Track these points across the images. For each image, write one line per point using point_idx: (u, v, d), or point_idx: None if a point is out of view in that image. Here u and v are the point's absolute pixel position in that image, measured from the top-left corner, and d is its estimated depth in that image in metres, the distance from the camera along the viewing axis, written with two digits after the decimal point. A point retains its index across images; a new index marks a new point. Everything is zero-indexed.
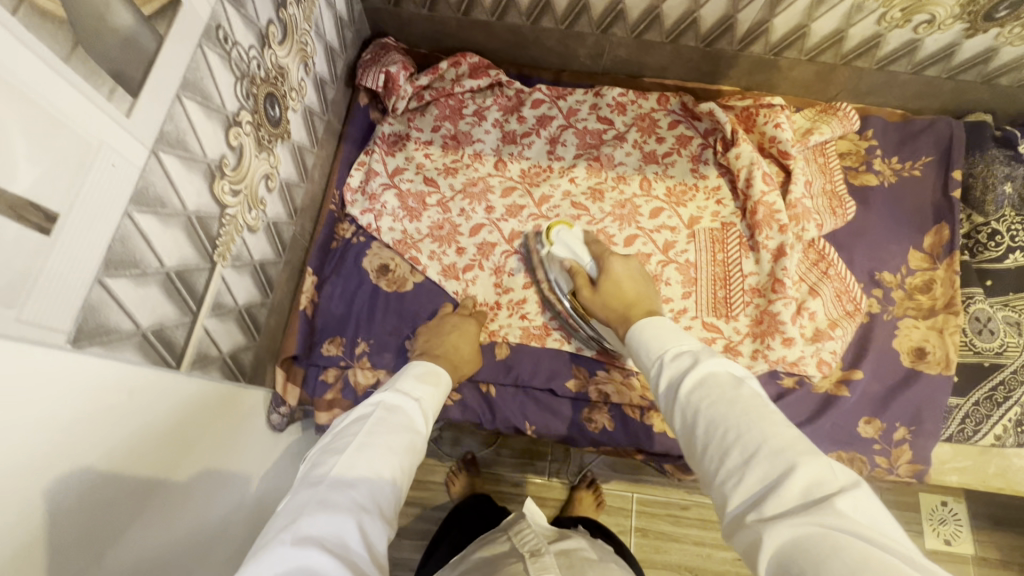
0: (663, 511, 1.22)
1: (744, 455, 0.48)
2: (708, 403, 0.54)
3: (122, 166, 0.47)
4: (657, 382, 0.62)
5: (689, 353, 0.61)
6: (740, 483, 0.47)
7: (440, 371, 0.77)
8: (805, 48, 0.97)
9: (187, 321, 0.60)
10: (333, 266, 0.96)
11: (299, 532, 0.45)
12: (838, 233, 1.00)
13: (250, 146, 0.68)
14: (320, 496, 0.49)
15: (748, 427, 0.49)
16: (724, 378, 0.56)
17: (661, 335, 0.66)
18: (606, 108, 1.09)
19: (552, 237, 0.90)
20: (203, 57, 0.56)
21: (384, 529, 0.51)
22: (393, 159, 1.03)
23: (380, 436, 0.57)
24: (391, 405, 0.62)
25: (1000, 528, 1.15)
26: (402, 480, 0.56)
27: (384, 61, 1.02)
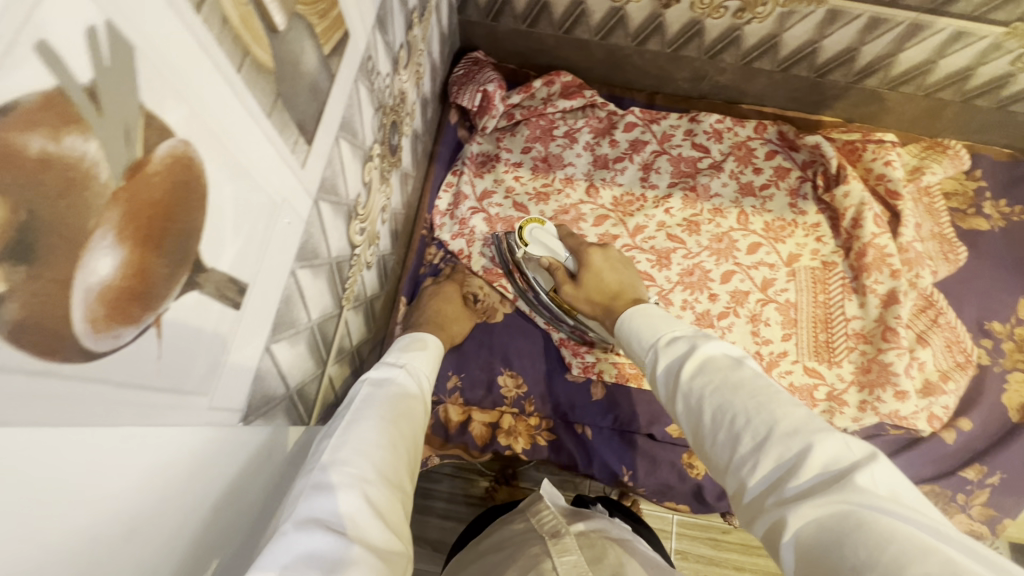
0: (707, 535, 1.20)
1: (756, 438, 0.41)
2: (711, 383, 0.46)
3: (294, 223, 0.43)
4: (652, 371, 0.54)
5: (684, 337, 0.52)
6: (756, 470, 0.39)
7: (427, 337, 0.71)
8: (924, 84, 0.94)
9: (319, 372, 0.56)
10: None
11: (300, 520, 0.40)
12: (948, 280, 0.95)
13: (376, 179, 0.64)
14: (314, 479, 0.43)
15: (756, 408, 0.42)
16: (722, 360, 0.48)
17: (649, 322, 0.57)
18: (702, 135, 1.04)
19: (524, 236, 0.84)
20: (358, 92, 0.52)
21: (397, 498, 0.46)
22: (481, 181, 0.99)
23: (368, 410, 0.51)
24: (378, 379, 0.57)
25: None
26: (406, 447, 0.51)
27: (479, 79, 0.98)
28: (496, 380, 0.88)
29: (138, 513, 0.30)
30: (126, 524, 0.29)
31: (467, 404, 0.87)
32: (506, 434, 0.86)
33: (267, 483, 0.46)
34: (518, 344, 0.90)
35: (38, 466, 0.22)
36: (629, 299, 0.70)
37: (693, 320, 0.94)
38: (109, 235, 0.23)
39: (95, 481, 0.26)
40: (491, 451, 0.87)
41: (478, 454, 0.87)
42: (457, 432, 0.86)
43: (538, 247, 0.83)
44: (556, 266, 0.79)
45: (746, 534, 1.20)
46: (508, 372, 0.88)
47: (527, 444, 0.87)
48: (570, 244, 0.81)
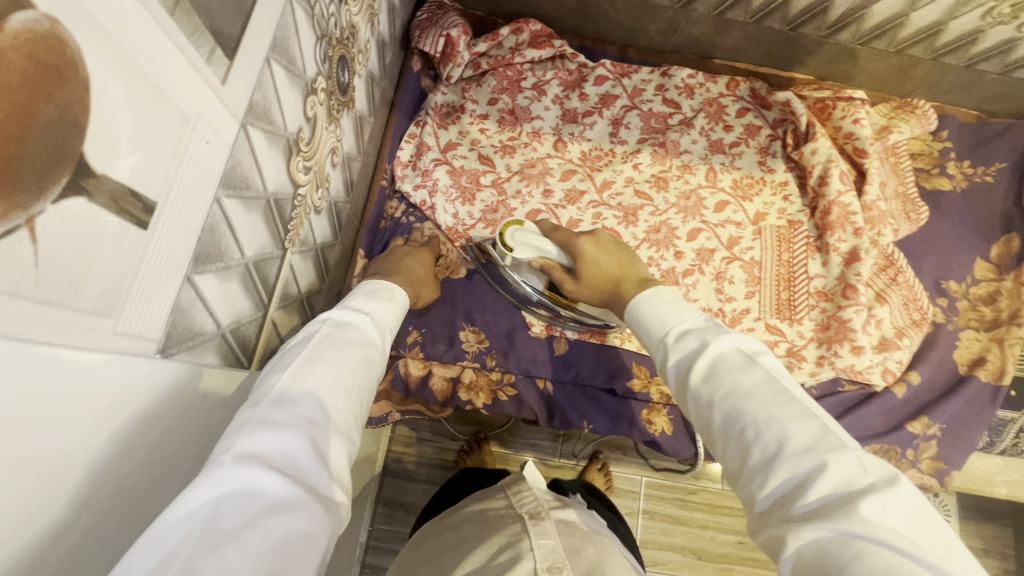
0: (668, 493, 1.23)
1: (767, 452, 0.41)
2: (725, 389, 0.46)
3: (215, 142, 0.40)
4: (660, 362, 0.54)
5: (695, 331, 0.52)
6: (766, 483, 0.40)
7: (396, 291, 0.65)
8: (895, 40, 0.93)
9: (259, 315, 0.54)
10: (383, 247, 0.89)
11: (239, 453, 0.36)
12: (910, 240, 0.96)
13: (322, 117, 0.60)
14: (261, 413, 0.40)
15: (769, 420, 0.42)
16: (733, 360, 0.48)
17: (659, 309, 0.56)
18: (674, 90, 1.02)
19: (508, 241, 0.79)
20: (292, 13, 0.48)
21: (343, 448, 0.43)
22: (445, 133, 0.96)
23: (328, 351, 0.47)
24: (340, 321, 0.53)
25: (984, 519, 1.22)
26: (360, 398, 0.48)
27: (443, 23, 0.93)
28: (458, 336, 0.86)
29: (26, 438, 0.28)
30: (10, 450, 0.27)
31: (427, 358, 0.85)
32: (467, 390, 0.86)
33: (199, 424, 0.44)
34: (481, 300, 0.88)
35: None
36: (634, 282, 0.68)
37: (658, 277, 0.93)
38: None
39: None
40: (452, 405, 0.87)
41: (439, 409, 0.87)
42: (417, 386, 0.85)
43: (522, 249, 0.79)
44: (554, 269, 0.78)
45: (710, 494, 1.24)
46: (469, 328, 0.87)
47: (487, 399, 0.86)
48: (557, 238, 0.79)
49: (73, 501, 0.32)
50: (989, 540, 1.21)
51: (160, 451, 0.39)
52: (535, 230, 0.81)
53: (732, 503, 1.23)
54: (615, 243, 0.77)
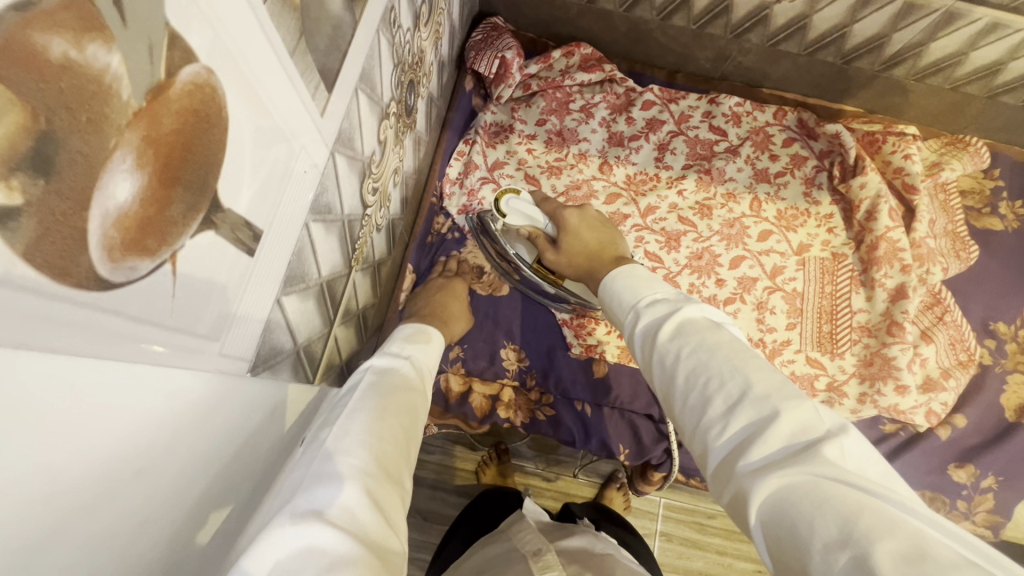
0: (691, 518, 1.22)
1: (728, 402, 0.41)
2: (690, 345, 0.46)
3: (310, 173, 0.41)
4: (630, 332, 0.54)
5: (666, 301, 0.52)
6: (725, 432, 0.40)
7: (429, 329, 0.71)
8: (951, 77, 0.92)
9: (325, 331, 0.55)
10: (429, 262, 0.91)
11: (299, 508, 0.38)
12: (958, 278, 0.95)
13: (390, 139, 0.62)
14: (315, 469, 0.41)
15: (731, 370, 0.42)
16: (699, 324, 0.47)
17: (633, 283, 0.56)
18: (721, 118, 1.02)
19: (501, 207, 0.80)
20: (378, 44, 0.50)
21: (396, 493, 0.44)
22: (493, 151, 0.98)
23: (372, 399, 0.50)
24: (380, 369, 0.56)
25: None
26: (407, 446, 0.49)
27: (497, 45, 0.95)
28: (498, 353, 0.88)
29: (148, 457, 0.29)
30: (135, 467, 0.29)
31: (468, 374, 0.86)
32: (506, 407, 0.87)
33: (270, 441, 0.46)
34: (523, 318, 0.90)
35: (56, 392, 0.22)
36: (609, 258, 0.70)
37: (698, 304, 0.94)
38: (128, 159, 0.22)
39: (106, 415, 0.25)
40: (490, 422, 0.87)
41: (478, 425, 0.87)
42: (457, 402, 0.86)
43: (512, 213, 0.80)
44: (539, 235, 0.78)
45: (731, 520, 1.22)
46: (510, 345, 0.88)
47: (525, 418, 0.87)
48: (547, 207, 0.80)
49: (172, 514, 0.33)
50: None
51: (239, 465, 0.41)
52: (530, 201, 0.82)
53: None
54: (601, 220, 0.78)
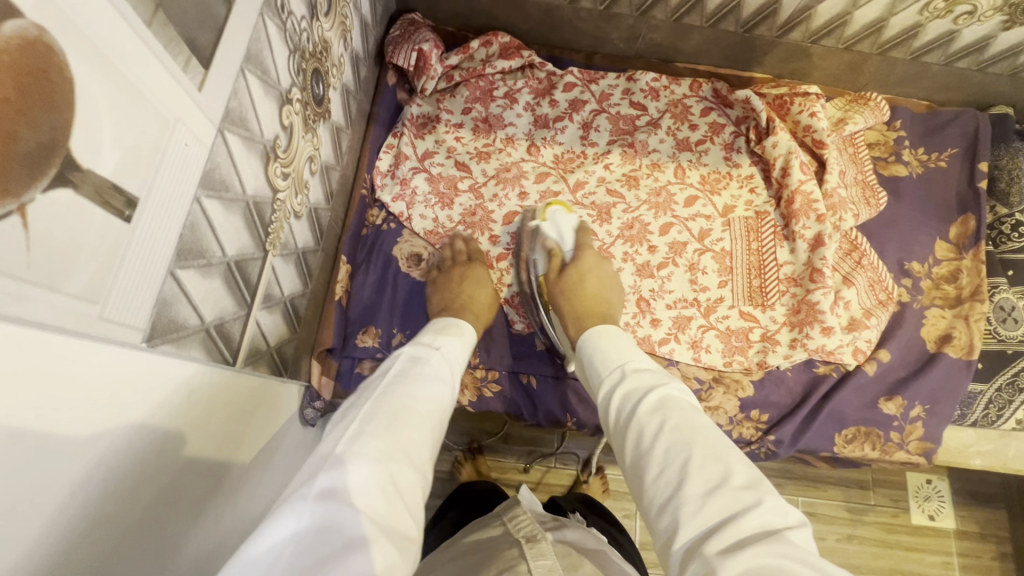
0: None
1: (704, 484, 0.45)
2: (673, 421, 0.51)
3: (193, 146, 0.43)
4: (611, 400, 0.58)
5: (653, 371, 0.59)
6: (699, 514, 0.43)
7: (462, 325, 0.74)
8: (843, 37, 0.98)
9: (243, 314, 0.56)
10: (364, 254, 0.93)
11: (324, 488, 0.42)
12: (870, 224, 1.01)
13: (298, 126, 0.63)
14: (346, 449, 0.45)
15: (713, 457, 0.46)
16: (682, 402, 0.54)
17: (616, 350, 0.64)
18: (639, 93, 1.07)
19: (545, 214, 0.92)
20: (264, 26, 0.52)
21: (416, 484, 0.48)
22: (422, 142, 1.00)
23: (400, 391, 0.54)
24: (410, 362, 0.60)
25: (976, 504, 1.33)
26: (431, 438, 0.53)
27: (414, 39, 0.97)
28: None
29: (26, 416, 0.30)
30: (10, 427, 0.29)
31: None
32: None
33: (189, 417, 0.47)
34: None
35: None
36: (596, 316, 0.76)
37: (633, 271, 0.97)
38: None
39: None
40: None
41: None
42: None
43: (554, 225, 0.91)
44: (559, 251, 0.88)
45: None
46: None
47: (473, 397, 0.89)
48: (578, 240, 0.90)
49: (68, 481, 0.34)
50: (984, 523, 1.32)
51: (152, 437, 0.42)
52: (572, 222, 0.93)
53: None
54: (607, 280, 0.86)
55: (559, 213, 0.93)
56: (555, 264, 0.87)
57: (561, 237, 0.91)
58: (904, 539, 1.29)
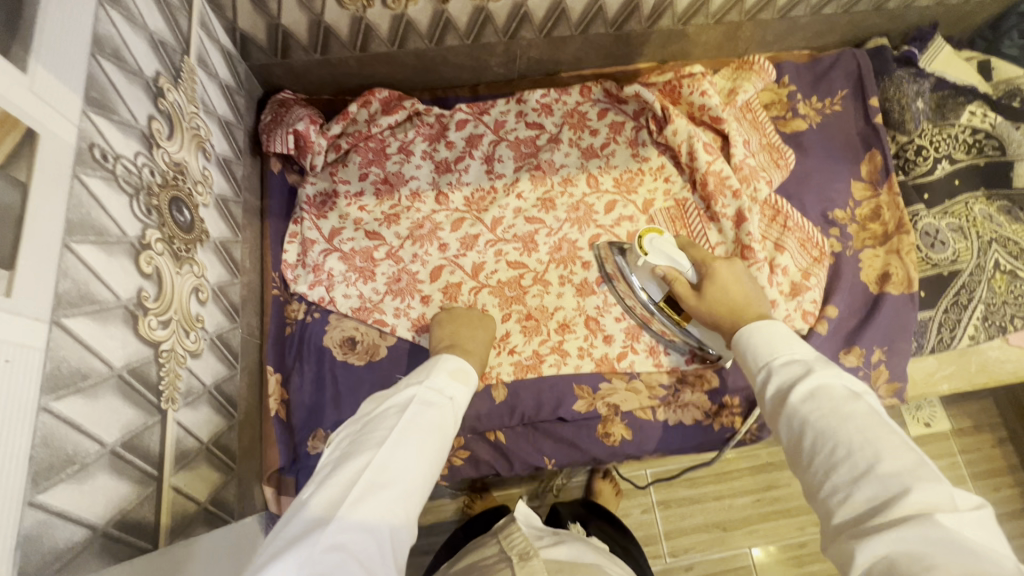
0: (679, 478, 1.24)
1: (855, 474, 0.45)
2: (818, 413, 0.50)
3: (19, 357, 0.38)
4: (760, 386, 0.58)
5: (800, 360, 0.56)
6: (847, 498, 0.45)
7: (471, 371, 0.71)
8: (710, 13, 0.99)
9: (152, 491, 0.52)
10: (291, 357, 0.87)
11: (329, 541, 0.45)
12: (785, 184, 1.01)
13: (167, 266, 0.58)
14: (355, 496, 0.49)
15: (861, 443, 0.46)
16: (838, 393, 0.51)
17: (768, 338, 0.60)
18: (532, 113, 1.04)
19: (644, 244, 0.76)
20: (83, 187, 0.47)
21: (407, 536, 0.52)
22: (326, 221, 0.95)
23: (416, 435, 0.56)
24: (427, 402, 0.60)
25: (965, 400, 1.36)
26: (428, 479, 0.56)
27: (288, 120, 0.92)
28: None
29: None
30: None
31: None
32: None
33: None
34: (411, 375, 0.87)
35: None
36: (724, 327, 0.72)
37: (574, 293, 0.94)
38: None
39: None
40: None
41: None
42: None
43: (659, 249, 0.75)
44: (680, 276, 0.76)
45: (714, 464, 1.25)
46: None
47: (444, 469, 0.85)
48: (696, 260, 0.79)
49: None
50: (977, 416, 1.35)
51: None
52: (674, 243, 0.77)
53: (739, 464, 1.25)
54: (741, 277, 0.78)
55: (660, 238, 0.83)
56: (682, 288, 0.76)
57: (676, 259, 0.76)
58: None
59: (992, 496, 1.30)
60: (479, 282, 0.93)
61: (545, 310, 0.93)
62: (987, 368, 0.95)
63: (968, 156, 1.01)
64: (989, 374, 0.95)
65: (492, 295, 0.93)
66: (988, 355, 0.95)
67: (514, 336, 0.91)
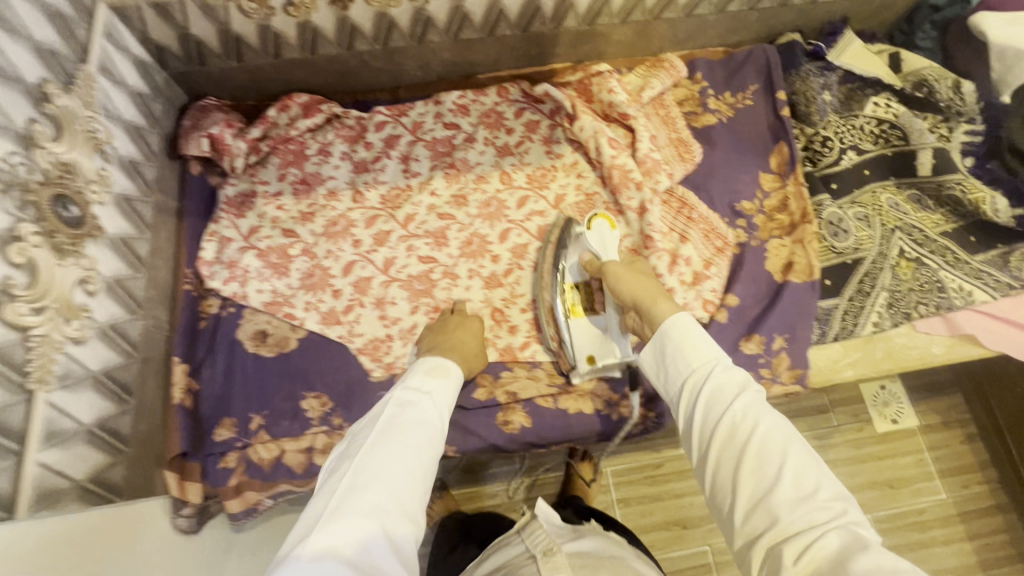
0: (641, 475, 1.26)
1: (794, 493, 0.48)
2: (763, 429, 0.52)
3: None
4: (695, 393, 0.59)
5: (737, 372, 0.58)
6: (787, 515, 0.47)
7: (449, 363, 0.76)
8: (614, 12, 1.01)
9: (11, 463, 0.57)
10: (200, 349, 0.90)
11: (315, 548, 0.49)
12: (692, 177, 1.03)
13: (45, 257, 0.63)
14: (336, 504, 0.53)
15: (802, 464, 0.49)
16: (772, 411, 0.54)
17: (699, 346, 0.61)
18: (449, 114, 1.08)
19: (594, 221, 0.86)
20: None
21: (410, 528, 0.55)
22: (245, 220, 0.99)
23: (394, 436, 0.60)
24: (402, 402, 0.64)
25: (931, 396, 1.35)
26: (424, 473, 0.59)
27: (205, 125, 0.97)
28: (301, 407, 0.88)
29: None
30: None
31: (274, 438, 0.86)
32: (322, 454, 0.87)
33: None
34: (317, 364, 0.91)
35: None
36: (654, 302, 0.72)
37: (481, 286, 0.97)
38: None
39: None
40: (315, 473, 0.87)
41: (304, 482, 0.86)
42: (273, 469, 0.86)
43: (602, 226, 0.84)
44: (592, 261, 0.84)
45: (677, 462, 1.27)
46: (311, 394, 0.89)
47: None
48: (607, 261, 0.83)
49: None
50: (946, 412, 1.34)
51: None
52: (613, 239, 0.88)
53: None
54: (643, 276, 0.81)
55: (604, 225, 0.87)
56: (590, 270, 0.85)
57: (606, 250, 0.85)
58: (875, 450, 1.29)
59: (959, 494, 1.28)
60: (389, 276, 0.97)
61: (453, 302, 0.96)
62: (892, 355, 0.96)
63: (875, 146, 1.03)
64: (894, 361, 0.96)
65: (401, 288, 0.96)
66: (894, 342, 0.97)
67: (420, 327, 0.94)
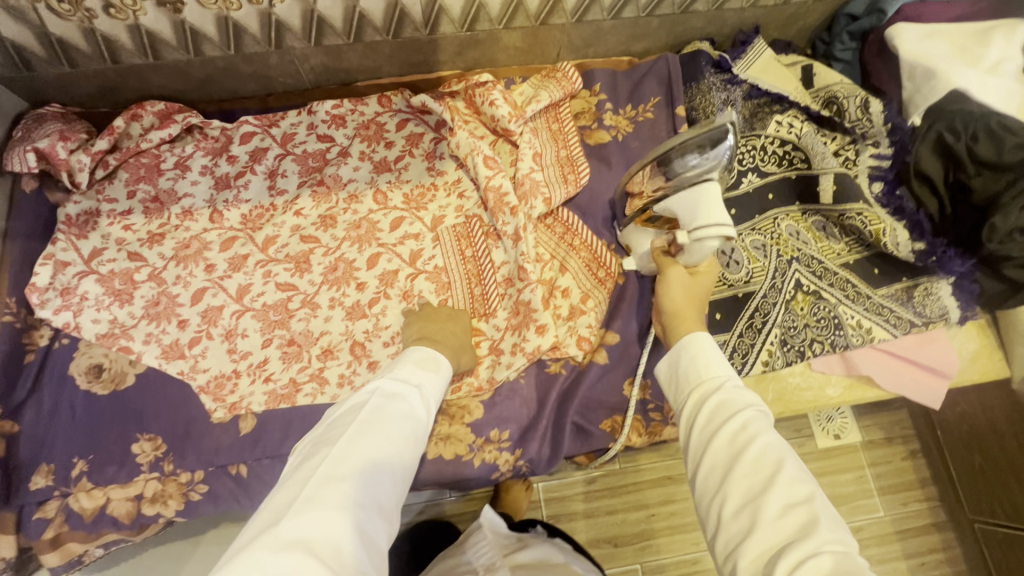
0: (571, 491, 1.18)
1: (784, 504, 0.45)
2: (762, 442, 0.50)
3: None
4: (696, 405, 0.58)
5: (740, 389, 0.57)
6: (770, 530, 0.44)
7: (440, 359, 0.73)
8: (493, 17, 0.92)
9: None
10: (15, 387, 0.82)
11: (284, 539, 0.45)
12: (579, 200, 0.96)
13: None
14: (311, 493, 0.49)
15: (796, 481, 0.47)
16: (773, 429, 0.52)
17: (707, 360, 0.61)
18: (323, 125, 0.99)
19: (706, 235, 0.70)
20: None
21: (385, 523, 0.52)
22: (86, 242, 0.91)
23: (378, 427, 0.57)
24: (389, 394, 0.62)
25: (877, 411, 1.26)
26: (403, 466, 0.57)
27: (33, 137, 0.88)
28: (131, 450, 0.81)
29: None
30: None
31: (97, 486, 0.80)
32: (152, 502, 0.80)
33: None
34: (154, 403, 0.84)
35: None
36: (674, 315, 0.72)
37: (343, 316, 0.89)
38: None
39: None
40: (143, 524, 0.80)
41: (132, 530, 0.80)
42: (96, 519, 0.79)
43: (706, 251, 0.73)
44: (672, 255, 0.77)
45: (611, 477, 1.19)
46: (144, 437, 0.82)
47: (178, 505, 0.80)
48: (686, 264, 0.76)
49: None
50: (888, 427, 1.25)
51: None
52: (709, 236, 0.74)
53: (635, 478, 1.19)
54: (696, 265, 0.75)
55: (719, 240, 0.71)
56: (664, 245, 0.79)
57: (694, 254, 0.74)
58: (812, 468, 1.21)
59: (897, 512, 1.20)
60: (242, 306, 0.89)
61: (310, 334, 0.88)
62: (784, 397, 0.89)
63: (779, 168, 0.96)
64: (786, 403, 0.89)
65: (254, 319, 0.89)
66: (788, 382, 0.90)
67: (272, 362, 0.87)
